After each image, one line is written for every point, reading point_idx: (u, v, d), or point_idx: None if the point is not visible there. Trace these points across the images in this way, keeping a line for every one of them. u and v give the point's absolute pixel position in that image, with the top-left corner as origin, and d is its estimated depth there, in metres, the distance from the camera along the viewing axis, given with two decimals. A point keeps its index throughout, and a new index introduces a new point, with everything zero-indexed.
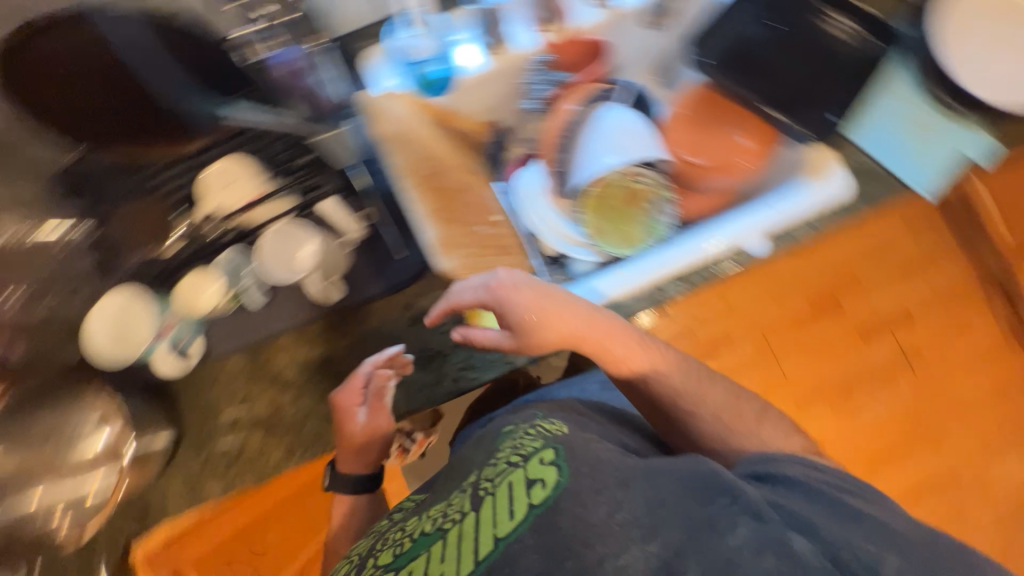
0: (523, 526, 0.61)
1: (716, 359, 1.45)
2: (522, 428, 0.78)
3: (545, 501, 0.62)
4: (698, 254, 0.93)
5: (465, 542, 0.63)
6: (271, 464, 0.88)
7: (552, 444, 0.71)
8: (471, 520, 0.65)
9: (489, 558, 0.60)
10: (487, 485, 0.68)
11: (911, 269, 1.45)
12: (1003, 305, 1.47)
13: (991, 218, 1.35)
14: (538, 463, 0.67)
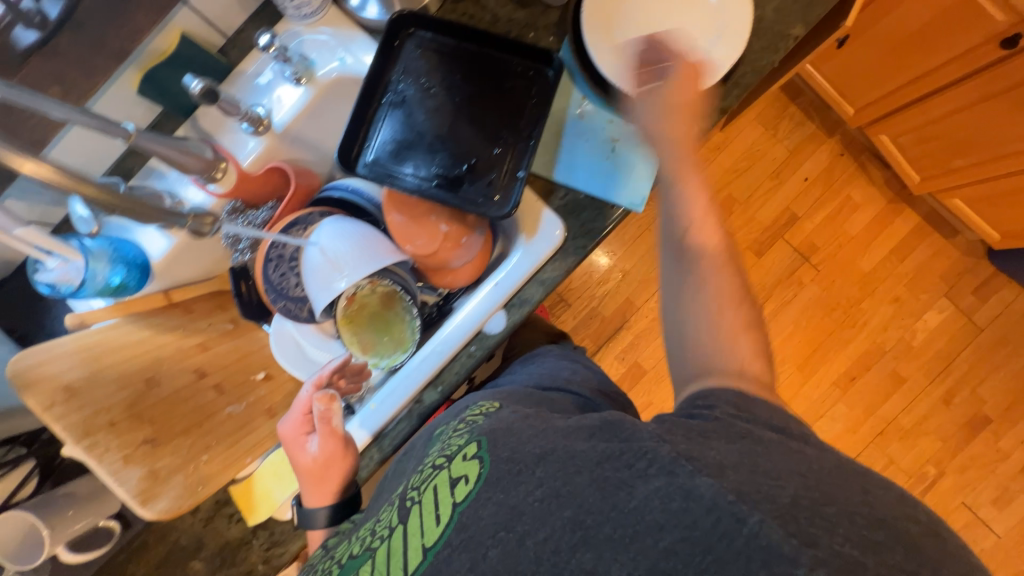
0: (450, 526, 0.48)
1: (632, 321, 1.60)
2: (455, 425, 0.62)
3: (467, 497, 0.49)
4: (473, 326, 0.69)
5: (395, 556, 0.51)
6: None
7: (476, 436, 0.54)
8: (399, 535, 0.52)
9: (419, 566, 0.48)
10: (411, 495, 0.54)
11: (773, 180, 1.66)
12: (876, 169, 1.67)
13: (822, 103, 1.66)
14: (461, 460, 0.52)
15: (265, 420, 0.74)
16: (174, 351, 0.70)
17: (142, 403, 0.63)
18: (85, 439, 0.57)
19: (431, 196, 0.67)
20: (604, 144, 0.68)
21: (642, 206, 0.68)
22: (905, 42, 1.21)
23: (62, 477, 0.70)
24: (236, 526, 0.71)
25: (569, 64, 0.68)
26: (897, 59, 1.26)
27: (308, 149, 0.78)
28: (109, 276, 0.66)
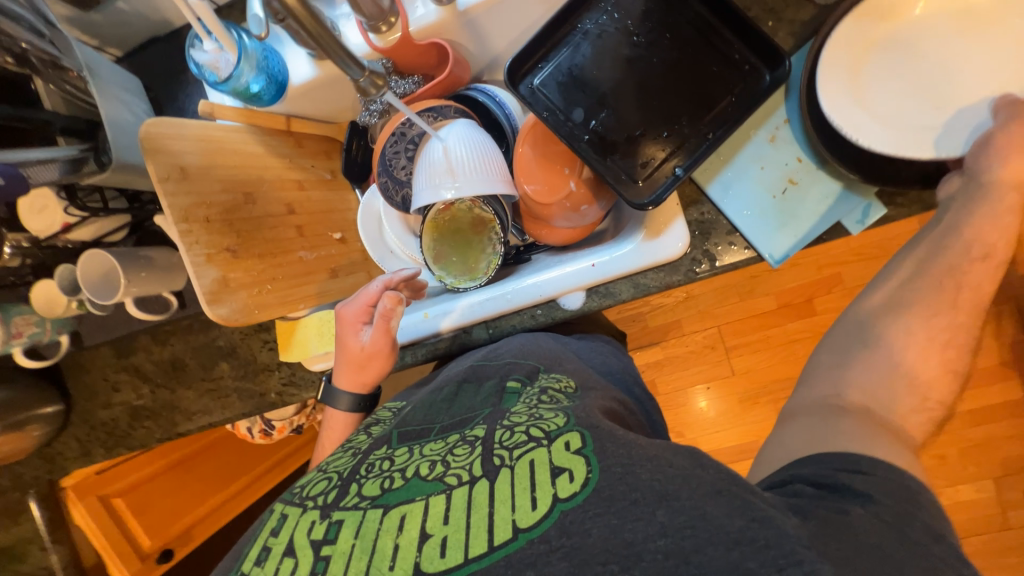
0: (550, 519, 0.40)
1: (675, 345, 1.53)
2: (531, 392, 0.58)
3: (573, 499, 0.40)
4: (549, 293, 0.67)
5: (476, 515, 0.42)
6: (179, 391, 0.81)
7: (578, 425, 0.48)
8: (482, 491, 0.44)
9: (507, 547, 0.39)
10: (501, 454, 0.47)
11: None
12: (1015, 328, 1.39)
13: None
14: (563, 448, 0.45)
15: (327, 278, 0.76)
16: (276, 179, 0.72)
17: (236, 214, 0.65)
18: (183, 222, 0.60)
19: (580, 150, 0.62)
20: (778, 181, 0.60)
21: (777, 263, 0.61)
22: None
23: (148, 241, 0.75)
24: (266, 353, 0.77)
25: (794, 78, 0.59)
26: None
27: (475, 40, 0.72)
28: (251, 82, 0.66)
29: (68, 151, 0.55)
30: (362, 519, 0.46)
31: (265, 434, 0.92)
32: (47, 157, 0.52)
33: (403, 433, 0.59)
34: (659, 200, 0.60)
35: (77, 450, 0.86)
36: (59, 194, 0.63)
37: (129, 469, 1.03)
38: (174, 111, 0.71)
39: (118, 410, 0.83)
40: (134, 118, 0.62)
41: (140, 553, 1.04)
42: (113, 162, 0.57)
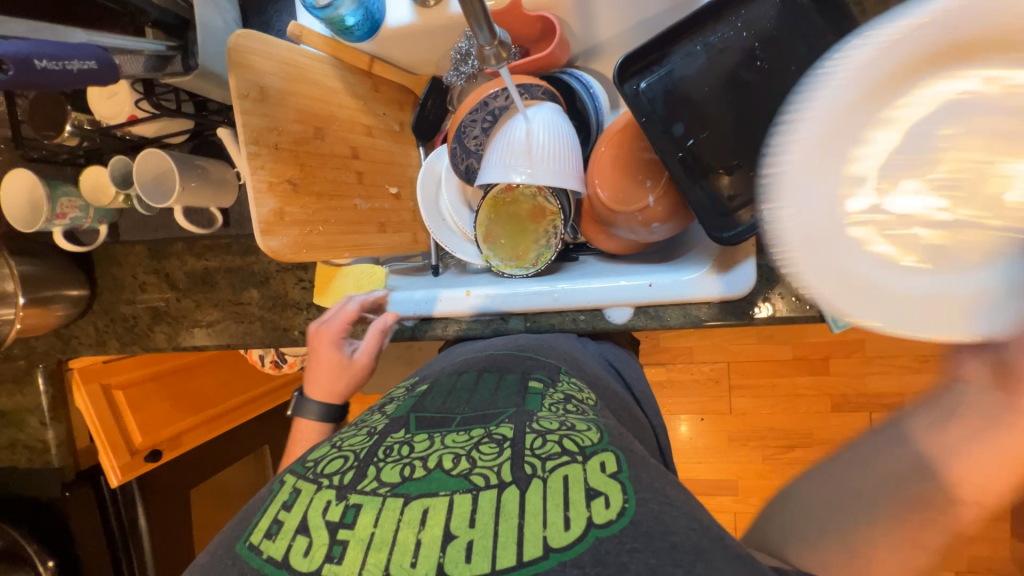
0: (585, 543, 0.37)
1: (682, 370, 1.52)
2: (552, 398, 0.54)
3: (609, 527, 0.38)
4: (599, 303, 0.66)
5: (506, 525, 0.39)
6: (204, 306, 0.81)
7: (611, 446, 0.46)
8: (513, 499, 0.40)
9: (541, 565, 0.37)
10: (533, 462, 0.43)
11: (914, 361, 1.38)
12: None
13: None
14: (599, 470, 0.43)
15: (375, 231, 0.74)
16: (348, 120, 0.70)
17: (304, 147, 0.63)
18: (253, 145, 0.57)
19: (670, 164, 0.60)
20: None
21: (838, 329, 0.59)
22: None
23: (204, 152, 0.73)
24: (298, 291, 0.76)
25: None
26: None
27: (582, 24, 0.67)
28: (347, 16, 0.63)
29: (156, 46, 0.52)
30: (380, 508, 0.42)
31: (275, 366, 0.93)
32: (137, 48, 0.49)
33: (421, 417, 0.53)
34: (737, 240, 0.58)
35: (92, 338, 0.86)
36: (132, 85, 0.61)
37: (136, 364, 1.07)
38: (259, 25, 0.69)
39: (140, 309, 0.83)
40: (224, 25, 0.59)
41: (130, 448, 1.02)
42: (200, 67, 0.54)
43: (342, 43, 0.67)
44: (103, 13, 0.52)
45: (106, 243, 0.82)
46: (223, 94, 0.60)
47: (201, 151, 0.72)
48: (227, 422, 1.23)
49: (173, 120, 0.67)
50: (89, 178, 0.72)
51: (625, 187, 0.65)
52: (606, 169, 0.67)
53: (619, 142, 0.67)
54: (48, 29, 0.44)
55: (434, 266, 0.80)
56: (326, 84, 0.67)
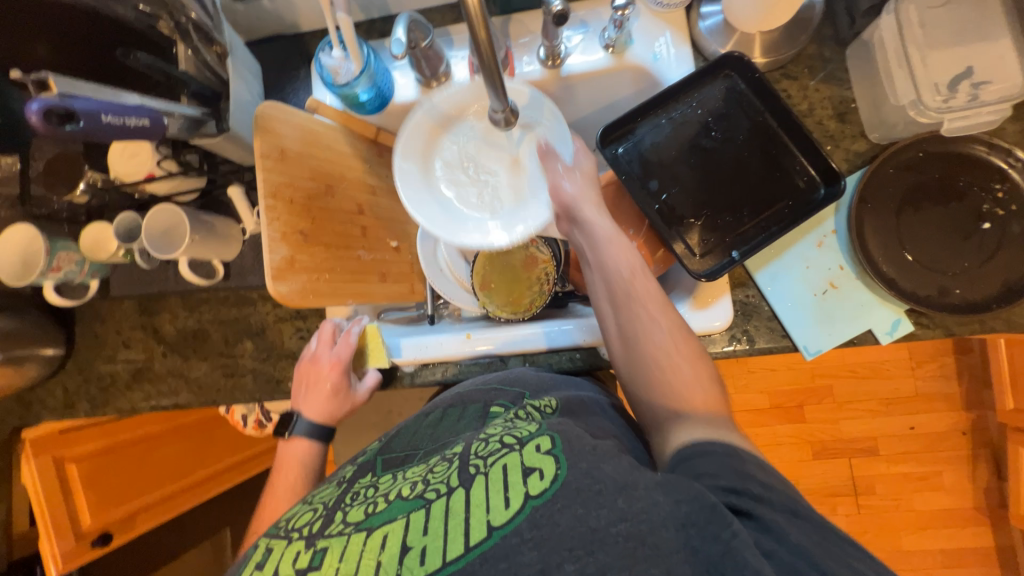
0: (522, 514, 0.43)
1: None
2: (511, 410, 0.59)
3: (543, 495, 0.44)
4: (591, 339, 0.70)
5: (452, 521, 0.45)
6: (193, 361, 0.79)
7: (549, 430, 0.51)
8: (458, 499, 0.46)
9: (484, 546, 0.42)
10: (476, 463, 0.49)
11: (879, 404, 1.45)
12: (985, 473, 1.42)
13: (983, 378, 1.40)
14: (534, 450, 0.48)
15: (376, 281, 0.78)
16: (355, 180, 0.76)
17: (316, 202, 0.67)
18: (270, 198, 0.61)
19: (651, 214, 0.69)
20: (820, 282, 0.66)
21: (810, 356, 0.65)
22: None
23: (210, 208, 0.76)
24: (295, 341, 0.77)
25: (846, 196, 0.66)
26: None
27: (563, 103, 0.79)
28: (362, 92, 0.71)
29: (194, 111, 0.58)
30: (347, 544, 0.47)
31: (258, 425, 0.89)
32: (171, 111, 0.54)
33: (388, 460, 0.61)
34: (713, 275, 0.65)
35: (61, 401, 0.81)
36: (157, 147, 0.66)
37: (95, 435, 0.96)
38: (277, 98, 0.76)
39: (120, 367, 0.80)
40: (250, 96, 0.67)
41: (76, 530, 0.90)
42: (230, 132, 0.61)
43: (354, 114, 0.75)
44: (146, 81, 0.58)
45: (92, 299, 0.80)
46: (239, 153, 0.66)
47: (209, 207, 0.75)
48: (194, 493, 1.13)
49: (189, 180, 0.71)
50: (89, 234, 0.72)
51: None
52: None
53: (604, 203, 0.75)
54: (104, 89, 0.49)
55: (430, 316, 0.82)
56: (339, 150, 0.74)
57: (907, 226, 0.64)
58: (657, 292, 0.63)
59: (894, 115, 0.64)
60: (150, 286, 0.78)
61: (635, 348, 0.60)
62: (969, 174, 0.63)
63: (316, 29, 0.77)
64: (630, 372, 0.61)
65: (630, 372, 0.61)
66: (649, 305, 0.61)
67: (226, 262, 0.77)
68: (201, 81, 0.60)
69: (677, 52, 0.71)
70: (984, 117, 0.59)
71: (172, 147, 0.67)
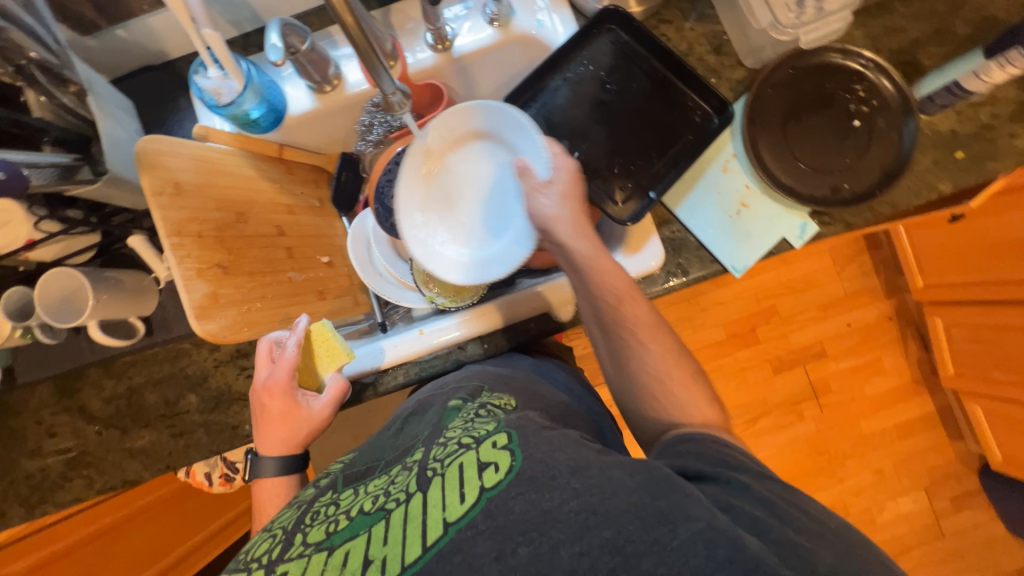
0: (477, 507, 0.45)
1: None
2: (470, 407, 0.60)
3: (497, 487, 0.46)
4: (539, 306, 0.72)
5: (410, 525, 0.46)
6: (134, 431, 0.73)
7: (505, 427, 0.52)
8: (417, 504, 0.47)
9: (439, 544, 0.44)
10: (433, 466, 0.50)
11: (817, 311, 1.59)
12: (914, 348, 1.59)
13: (894, 265, 1.57)
14: (490, 446, 0.49)
15: (315, 299, 0.76)
16: (268, 202, 0.72)
17: (228, 233, 0.64)
18: (175, 237, 0.57)
19: None
20: (733, 204, 0.71)
21: (739, 274, 0.70)
22: (978, 250, 1.21)
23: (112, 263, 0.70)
24: (242, 381, 0.72)
25: (738, 121, 0.71)
26: (973, 266, 1.25)
27: (463, 85, 0.79)
28: (251, 110, 0.68)
29: (61, 158, 0.53)
30: (308, 566, 0.47)
31: (225, 480, 0.84)
32: (34, 162, 0.50)
33: (348, 475, 0.60)
34: (637, 218, 0.69)
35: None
36: (30, 208, 0.58)
37: (44, 541, 0.86)
38: (161, 134, 0.71)
39: (50, 460, 0.72)
40: (125, 133, 0.62)
41: None
42: (110, 174, 0.56)
43: (250, 134, 0.72)
44: None
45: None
46: (129, 198, 0.61)
47: (112, 263, 0.69)
48: None
49: (82, 238, 0.65)
50: None
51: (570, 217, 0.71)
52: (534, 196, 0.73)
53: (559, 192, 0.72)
54: None
55: (381, 323, 0.81)
56: (244, 174, 0.70)
57: (794, 138, 0.70)
58: (648, 315, 0.60)
59: (760, 39, 0.69)
60: (65, 361, 0.71)
61: (625, 372, 0.60)
62: (833, 80, 0.70)
63: (187, 54, 0.73)
64: (622, 391, 0.62)
65: (623, 392, 0.61)
66: (640, 333, 0.59)
67: (146, 317, 0.71)
68: (64, 127, 0.55)
69: (559, 15, 0.73)
70: (832, 25, 0.66)
71: (46, 206, 0.59)
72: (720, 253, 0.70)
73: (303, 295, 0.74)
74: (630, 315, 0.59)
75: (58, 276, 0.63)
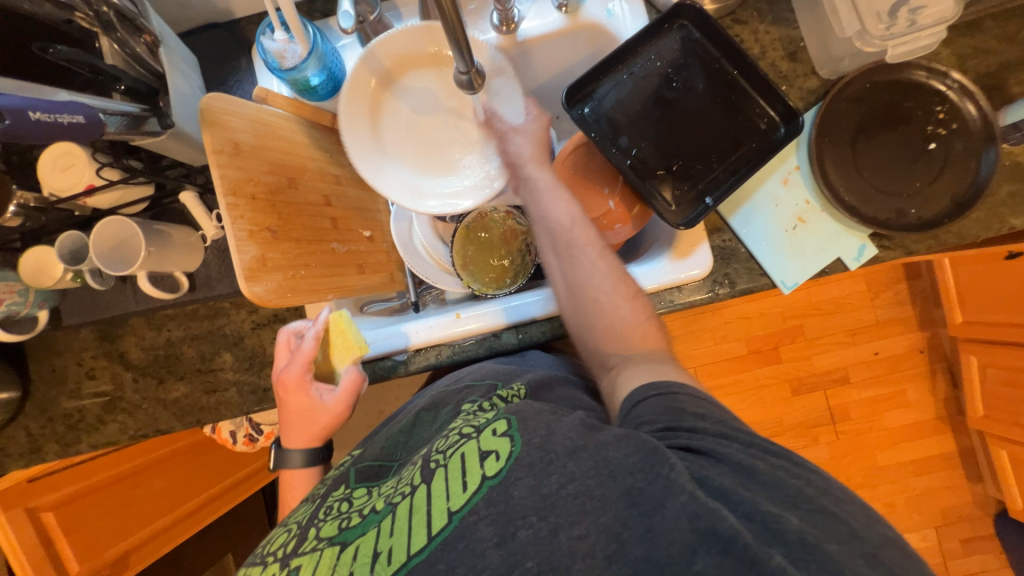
0: (479, 494, 0.45)
1: None
2: (477, 404, 0.61)
3: (498, 475, 0.45)
4: None
5: (416, 517, 0.46)
6: (169, 383, 0.74)
7: (503, 415, 0.53)
8: (421, 495, 0.47)
9: (444, 532, 0.44)
10: (437, 457, 0.50)
11: (846, 336, 1.54)
12: (943, 385, 1.54)
13: (933, 297, 1.51)
14: (490, 435, 0.49)
15: (354, 272, 0.75)
16: (318, 170, 0.72)
17: (279, 197, 0.64)
18: (230, 196, 0.57)
19: (623, 169, 0.70)
20: (789, 218, 0.69)
21: (788, 290, 0.68)
22: None
23: (162, 217, 0.71)
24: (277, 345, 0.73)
25: (806, 132, 0.69)
26: None
27: (522, 70, 0.78)
28: (312, 76, 0.67)
29: (131, 107, 0.53)
30: (320, 559, 0.48)
31: (249, 440, 0.86)
32: (107, 109, 0.51)
33: (359, 472, 0.61)
34: (690, 223, 0.67)
35: (25, 446, 0.75)
36: (94, 154, 0.61)
37: (70, 477, 0.89)
38: (220, 92, 0.71)
39: (88, 401, 0.74)
40: (191, 90, 0.62)
41: None
42: (176, 128, 0.57)
43: (306, 100, 0.72)
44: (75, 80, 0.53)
45: (45, 331, 0.74)
46: (188, 154, 0.62)
47: (164, 216, 0.70)
48: (184, 528, 1.08)
49: (137, 190, 0.66)
50: (26, 260, 0.65)
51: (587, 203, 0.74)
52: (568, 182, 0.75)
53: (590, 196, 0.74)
54: (32, 88, 0.47)
55: (415, 303, 0.81)
56: (300, 140, 0.70)
57: (862, 155, 0.67)
58: (597, 237, 0.63)
59: (840, 49, 0.67)
60: (106, 308, 0.72)
61: (580, 293, 0.62)
62: (911, 99, 0.66)
63: (252, 14, 0.72)
64: (577, 318, 0.62)
65: (581, 326, 0.62)
66: (589, 249, 0.62)
67: (190, 273, 0.72)
68: (132, 75, 0.55)
69: (630, 7, 0.71)
70: (924, 41, 0.61)
71: (111, 154, 0.62)
72: (772, 267, 0.68)
73: (344, 266, 0.73)
74: (578, 230, 0.63)
75: (111, 225, 0.63)
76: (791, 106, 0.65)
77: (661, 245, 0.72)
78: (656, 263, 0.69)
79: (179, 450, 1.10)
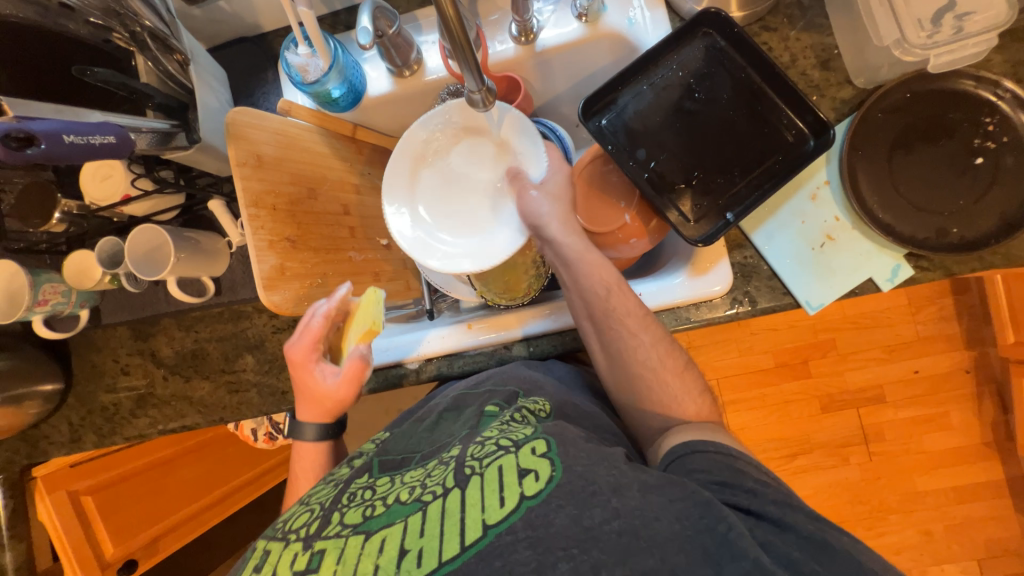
0: (517, 513, 0.45)
1: None
2: (505, 413, 0.60)
3: (538, 496, 0.45)
4: None
5: (448, 522, 0.46)
6: (195, 381, 0.78)
7: (543, 432, 0.52)
8: (455, 501, 0.47)
9: (479, 545, 0.44)
10: (472, 464, 0.50)
11: (882, 352, 1.46)
12: (990, 408, 1.44)
13: (981, 314, 1.41)
14: (529, 452, 0.49)
15: (370, 280, 0.77)
16: (338, 180, 0.74)
17: (300, 207, 0.66)
18: (252, 207, 0.59)
19: (641, 182, 0.69)
20: (817, 236, 0.65)
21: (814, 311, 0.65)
22: None
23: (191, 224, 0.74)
24: None
25: (837, 145, 0.65)
26: None
27: (540, 79, 0.77)
28: (333, 89, 0.69)
29: (162, 125, 0.57)
30: (344, 547, 0.48)
31: (269, 437, 0.89)
32: (137, 126, 0.54)
33: (384, 461, 0.62)
34: (708, 239, 0.64)
35: (67, 435, 0.80)
36: (131, 166, 0.66)
37: (102, 466, 0.94)
38: (248, 104, 0.74)
39: (122, 395, 0.79)
40: (218, 103, 0.65)
41: (100, 561, 0.91)
42: (201, 143, 0.60)
43: (327, 112, 0.73)
44: None
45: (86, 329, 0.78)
46: (216, 165, 0.66)
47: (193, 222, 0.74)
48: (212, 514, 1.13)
49: (169, 198, 0.70)
50: (70, 263, 0.70)
51: (605, 219, 0.73)
52: (586, 196, 0.74)
53: (608, 213, 0.73)
54: (67, 111, 0.50)
55: (429, 310, 0.81)
56: (321, 150, 0.72)
57: (899, 170, 0.63)
58: (636, 306, 0.62)
59: (877, 57, 0.63)
60: (140, 307, 0.76)
61: (621, 361, 0.62)
62: (956, 110, 0.62)
63: (278, 28, 0.75)
64: (620, 381, 0.63)
65: (620, 383, 0.63)
66: (628, 321, 0.61)
67: (216, 278, 0.75)
68: (162, 93, 0.58)
69: (652, 15, 0.69)
70: (970, 49, 0.57)
71: (144, 164, 0.67)
72: (796, 287, 0.65)
73: (360, 274, 0.75)
74: (616, 303, 0.61)
75: (146, 232, 0.67)
76: (822, 117, 0.62)
77: (680, 261, 0.71)
78: (672, 280, 0.68)
79: (207, 441, 1.15)
